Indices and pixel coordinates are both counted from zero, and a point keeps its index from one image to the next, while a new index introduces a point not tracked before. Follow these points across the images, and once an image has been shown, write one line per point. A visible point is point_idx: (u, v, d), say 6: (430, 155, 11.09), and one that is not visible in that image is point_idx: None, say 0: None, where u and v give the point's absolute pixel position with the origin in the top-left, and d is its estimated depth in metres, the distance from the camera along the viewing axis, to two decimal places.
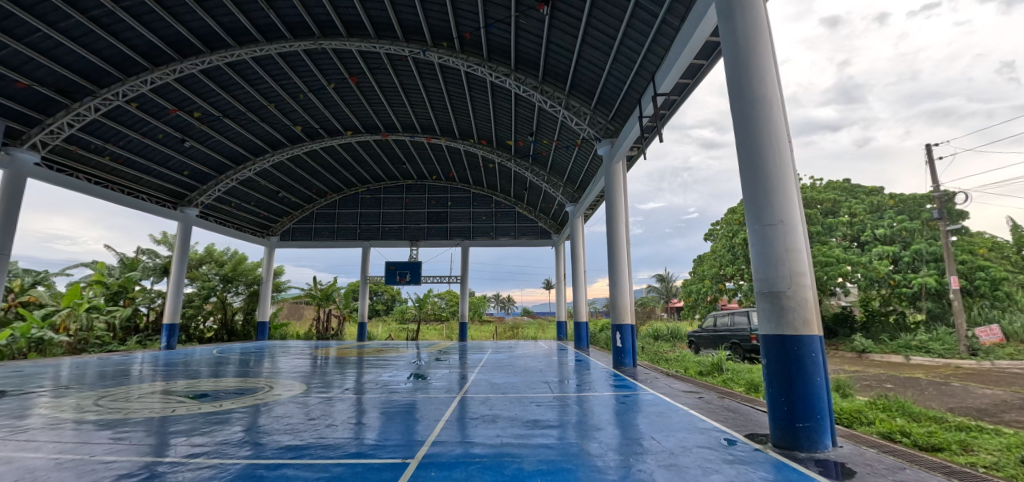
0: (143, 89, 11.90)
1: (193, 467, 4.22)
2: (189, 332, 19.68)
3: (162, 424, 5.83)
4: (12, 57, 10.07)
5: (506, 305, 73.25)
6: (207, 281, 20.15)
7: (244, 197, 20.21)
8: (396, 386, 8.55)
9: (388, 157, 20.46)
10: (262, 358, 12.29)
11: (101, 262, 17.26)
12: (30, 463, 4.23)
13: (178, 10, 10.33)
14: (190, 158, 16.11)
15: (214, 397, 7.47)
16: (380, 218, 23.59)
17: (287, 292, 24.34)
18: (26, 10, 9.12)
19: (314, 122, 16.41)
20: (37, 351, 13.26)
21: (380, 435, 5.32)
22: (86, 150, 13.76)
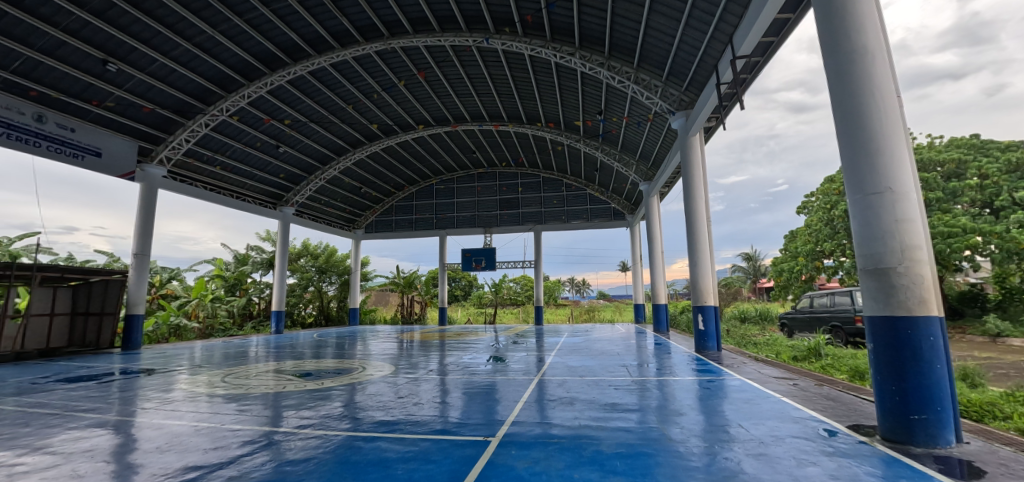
0: (242, 103, 13.26)
1: (303, 437, 4.76)
2: (294, 318, 22.06)
3: (276, 399, 6.62)
4: (138, 85, 11.71)
5: (581, 288, 73.63)
6: (305, 273, 22.26)
7: (332, 194, 21.89)
8: (477, 368, 8.91)
9: (459, 147, 20.99)
10: (355, 341, 13.42)
11: (220, 258, 19.51)
12: (176, 428, 5.03)
13: (264, 27, 11.33)
14: (283, 162, 17.70)
15: (317, 376, 8.30)
16: (454, 207, 24.38)
17: (374, 280, 26.02)
18: (144, 43, 10.58)
19: (389, 120, 17.25)
20: (175, 335, 15.64)
21: (463, 414, 5.59)
22: (200, 162, 15.65)
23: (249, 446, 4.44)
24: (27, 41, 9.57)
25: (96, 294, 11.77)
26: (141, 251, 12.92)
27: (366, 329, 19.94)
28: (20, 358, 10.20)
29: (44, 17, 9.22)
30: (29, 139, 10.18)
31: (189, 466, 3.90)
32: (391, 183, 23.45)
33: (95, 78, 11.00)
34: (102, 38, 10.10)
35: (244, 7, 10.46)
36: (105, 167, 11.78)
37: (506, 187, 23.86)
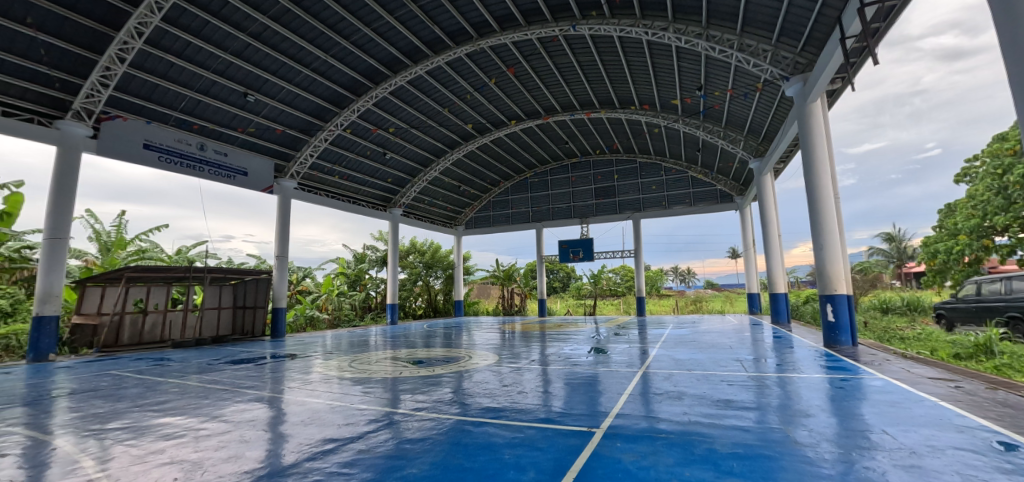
0: (353, 117, 14.63)
1: (418, 418, 5.20)
2: (406, 309, 24.06)
3: (395, 383, 7.32)
4: (272, 111, 13.55)
5: (684, 278, 69.46)
6: (414, 268, 24.02)
7: (434, 194, 23.33)
8: (578, 359, 8.93)
9: (551, 139, 20.98)
10: (461, 332, 14.23)
11: (342, 257, 21.90)
12: (316, 405, 5.81)
13: (367, 45, 12.41)
14: (390, 167, 19.25)
15: (428, 363, 8.99)
16: (549, 199, 24.51)
17: (475, 274, 27.23)
18: (272, 74, 12.27)
19: (482, 118, 17.83)
20: (311, 326, 17.98)
21: (565, 404, 5.65)
22: (323, 173, 17.62)
23: (375, 424, 4.97)
24: (189, 84, 11.58)
25: (250, 291, 14.00)
26: (281, 254, 14.93)
27: (470, 321, 21.03)
28: (200, 343, 12.37)
29: (200, 62, 11.16)
30: (195, 165, 12.32)
31: (327, 438, 4.49)
32: (487, 179, 24.26)
33: (239, 109, 12.97)
34: (242, 74, 11.91)
35: (349, 29, 11.61)
36: (250, 184, 13.78)
37: (601, 175, 23.30)
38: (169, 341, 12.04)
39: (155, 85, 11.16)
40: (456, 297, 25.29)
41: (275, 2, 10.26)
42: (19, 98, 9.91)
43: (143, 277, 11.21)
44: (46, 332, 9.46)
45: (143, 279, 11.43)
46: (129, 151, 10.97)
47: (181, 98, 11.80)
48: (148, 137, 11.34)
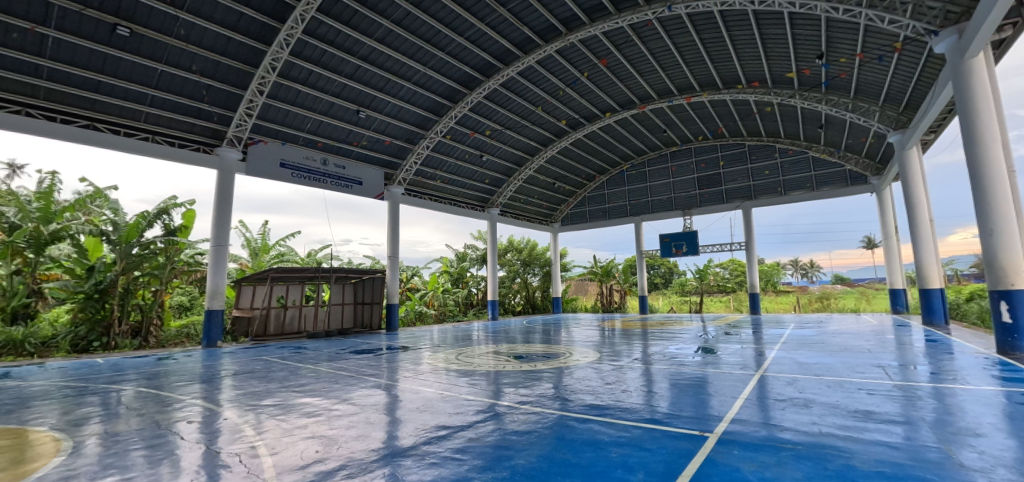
0: (452, 124, 15.40)
1: (523, 411, 5.35)
2: (507, 306, 24.77)
3: (498, 376, 7.61)
4: (381, 124, 14.83)
5: (806, 273, 61.85)
6: (512, 266, 24.94)
7: (530, 193, 23.68)
8: (684, 359, 8.45)
9: (647, 128, 20.08)
10: (559, 328, 14.30)
11: (445, 257, 23.29)
12: (429, 394, 6.27)
13: (462, 53, 13.02)
14: (487, 169, 19.93)
15: (529, 358, 9.19)
16: (647, 192, 23.49)
17: (573, 270, 27.28)
18: (380, 90, 13.46)
19: (574, 113, 17.65)
20: (420, 320, 19.39)
21: (673, 405, 5.38)
22: (427, 178, 18.83)
23: (481, 414, 5.21)
24: (314, 108, 13.15)
25: (368, 288, 15.55)
26: (392, 255, 16.31)
27: (568, 318, 21.06)
28: (330, 334, 14.14)
29: (321, 87, 12.63)
30: (321, 178, 14.01)
31: (440, 425, 4.81)
32: (581, 174, 24.00)
33: (355, 126, 14.40)
34: (356, 94, 13.26)
35: (443, 40, 12.32)
36: (365, 192, 15.23)
37: (705, 162, 21.68)
38: (305, 332, 13.87)
39: (287, 111, 12.86)
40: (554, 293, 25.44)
41: (379, 25, 11.30)
42: (191, 134, 12.13)
43: (284, 276, 13.04)
44: (215, 323, 11.47)
45: (283, 279, 13.23)
46: (271, 170, 12.81)
47: (308, 120, 13.42)
48: (284, 157, 13.11)
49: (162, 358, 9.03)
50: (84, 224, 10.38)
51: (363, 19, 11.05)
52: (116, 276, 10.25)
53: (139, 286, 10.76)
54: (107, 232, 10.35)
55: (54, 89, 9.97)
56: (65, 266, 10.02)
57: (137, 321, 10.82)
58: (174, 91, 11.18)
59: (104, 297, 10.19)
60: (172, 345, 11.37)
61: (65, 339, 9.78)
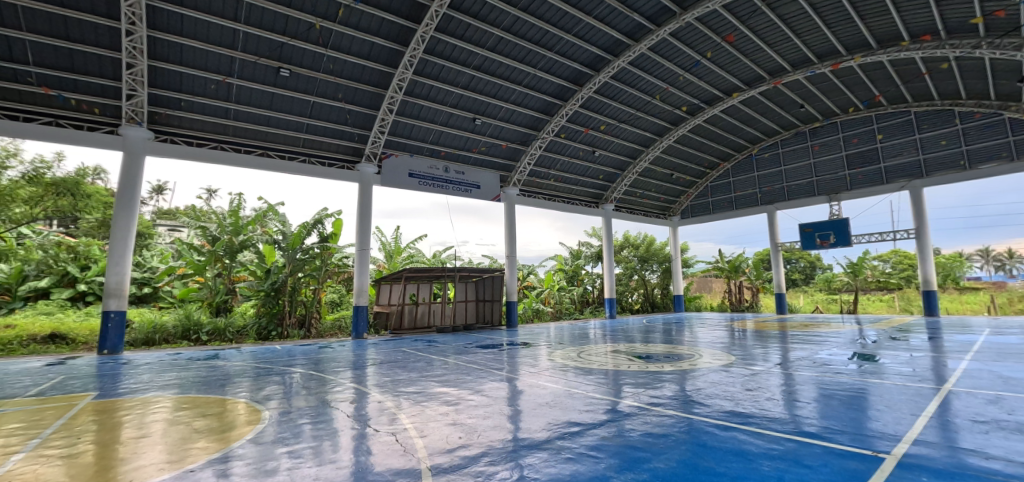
0: (563, 122, 15.33)
1: (655, 413, 5.09)
2: (623, 304, 24.08)
3: (623, 376, 7.37)
4: (495, 129, 15.42)
5: (1001, 266, 49.51)
6: (629, 263, 23.90)
7: (646, 186, 22.62)
8: (839, 366, 7.30)
9: (779, 105, 17.87)
10: (682, 328, 13.44)
11: (560, 255, 23.45)
12: (555, 390, 6.32)
13: (570, 50, 12.98)
14: (599, 164, 19.50)
15: (655, 358, 8.75)
16: (783, 176, 20.96)
17: (695, 267, 25.73)
18: (493, 96, 14.05)
19: (693, 98, 16.40)
20: (537, 317, 19.94)
21: (835, 418, 4.67)
22: (541, 178, 19.01)
23: (610, 414, 5.09)
24: (436, 119, 14.18)
25: (488, 286, 16.26)
26: (510, 254, 16.76)
27: (693, 317, 19.68)
28: (456, 330, 15.13)
29: (441, 100, 13.61)
30: (443, 185, 14.94)
31: (571, 421, 4.81)
32: (703, 163, 22.17)
33: (472, 133, 15.18)
34: (472, 102, 14.01)
35: (551, 40, 12.46)
36: (483, 195, 15.88)
37: (857, 137, 18.50)
38: (434, 326, 15.05)
39: (413, 126, 14.06)
40: (677, 290, 24.38)
41: (491, 33, 11.82)
42: (337, 154, 13.92)
43: (415, 276, 14.22)
44: (361, 317, 13.01)
45: (415, 278, 14.40)
46: (401, 180, 14.07)
47: (430, 132, 14.52)
48: (412, 168, 14.33)
49: (323, 346, 10.49)
50: (263, 234, 12.57)
51: (475, 31, 11.71)
52: (286, 276, 12.19)
53: (303, 285, 12.65)
54: (278, 240, 12.42)
55: (240, 126, 12.23)
56: (249, 268, 12.19)
57: (302, 314, 12.75)
58: (324, 119, 12.94)
59: (278, 293, 12.17)
60: (329, 335, 13.17)
61: (253, 329, 11.91)
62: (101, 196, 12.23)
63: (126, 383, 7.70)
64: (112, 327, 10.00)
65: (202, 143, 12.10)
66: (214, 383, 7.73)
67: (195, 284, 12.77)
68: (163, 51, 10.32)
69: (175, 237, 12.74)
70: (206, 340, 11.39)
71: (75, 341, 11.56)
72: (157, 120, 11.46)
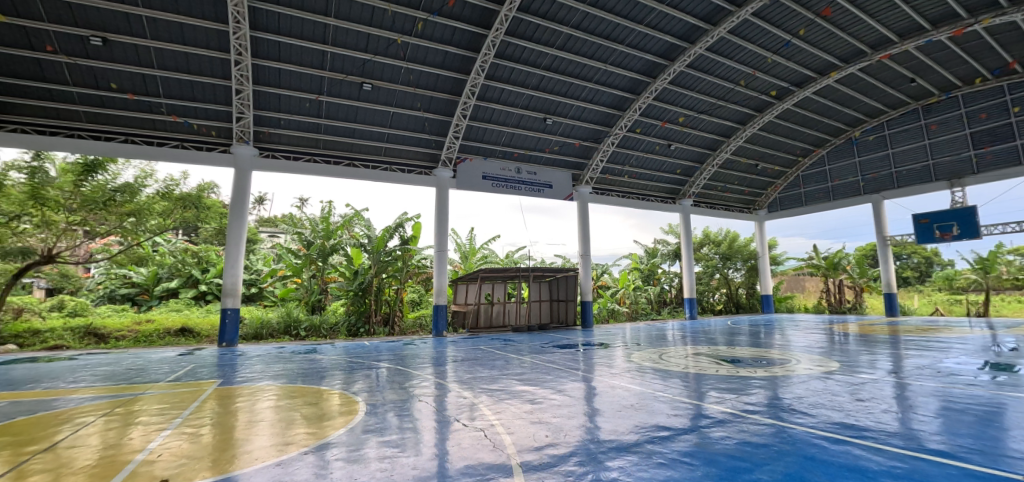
0: (636, 116, 14.84)
1: (753, 421, 4.77)
2: (704, 304, 22.95)
3: (711, 380, 6.98)
4: (566, 128, 15.32)
5: None
6: (709, 260, 22.62)
7: (727, 178, 21.24)
8: (973, 377, 6.34)
9: (883, 81, 15.96)
10: (772, 330, 12.45)
11: (634, 254, 22.79)
12: (640, 392, 6.13)
13: (641, 41, 12.60)
14: (676, 157, 18.62)
15: (746, 363, 8.19)
16: (891, 161, 18.69)
17: (786, 264, 24.04)
18: (564, 95, 14.02)
19: (780, 80, 15.15)
20: (612, 317, 19.57)
21: (974, 436, 4.07)
22: (614, 175, 18.53)
23: (702, 419, 4.84)
24: (507, 121, 14.41)
25: (562, 286, 16.16)
26: (584, 253, 16.54)
27: (783, 319, 18.18)
28: (531, 329, 15.28)
29: (513, 102, 13.83)
30: (516, 185, 15.09)
31: (660, 425, 4.64)
32: (793, 151, 20.34)
33: (544, 133, 15.22)
34: (542, 102, 14.11)
35: (622, 32, 12.20)
36: (555, 195, 15.81)
37: (984, 112, 15.91)
38: (509, 326, 15.34)
39: (485, 129, 14.40)
40: (764, 290, 22.77)
41: (560, 32, 11.86)
42: (415, 161, 14.62)
43: (490, 275, 14.52)
44: (441, 316, 13.58)
45: (490, 277, 14.64)
46: (475, 182, 14.45)
47: (502, 135, 14.78)
48: (485, 170, 14.67)
49: (407, 343, 11.07)
50: (350, 238, 13.59)
51: (544, 31, 11.79)
52: (371, 277, 13.05)
53: (386, 285, 13.48)
54: (364, 243, 13.38)
55: (330, 140, 13.29)
56: (340, 270, 13.22)
57: (386, 313, 13.61)
58: (404, 128, 13.67)
59: (365, 293, 13.08)
60: (411, 333, 13.92)
61: (343, 326, 12.90)
62: (218, 208, 13.91)
63: (244, 373, 8.68)
64: (229, 323, 11.32)
65: (298, 157, 13.28)
66: (316, 375, 8.48)
67: (294, 284, 14.05)
68: (266, 76, 11.52)
69: (278, 243, 14.15)
70: (305, 335, 12.55)
71: (200, 334, 13.26)
72: (262, 139, 12.79)
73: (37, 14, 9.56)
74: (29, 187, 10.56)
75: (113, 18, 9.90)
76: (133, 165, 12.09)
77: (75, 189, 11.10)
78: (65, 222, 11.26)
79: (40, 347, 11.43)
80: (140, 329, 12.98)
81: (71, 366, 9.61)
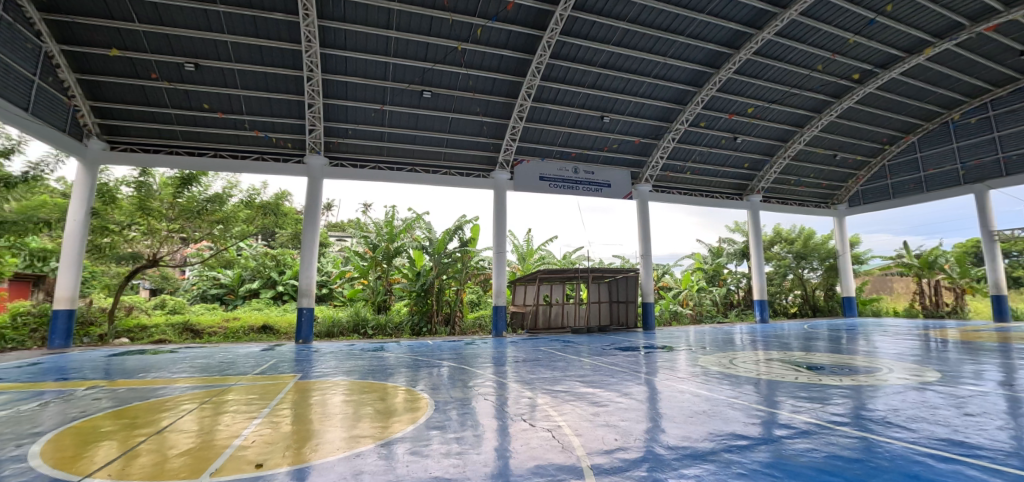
0: (698, 109, 14.20)
1: (841, 434, 4.42)
2: (775, 307, 21.88)
3: (789, 387, 6.54)
4: (624, 125, 15.00)
5: None
6: (781, 260, 21.15)
7: (800, 171, 19.80)
8: None
9: (985, 56, 14.20)
10: (855, 335, 11.45)
11: (697, 253, 21.89)
12: (712, 398, 5.87)
13: (703, 30, 12.09)
14: (743, 151, 17.61)
15: (829, 370, 7.59)
16: (998, 145, 16.58)
17: (870, 263, 22.16)
18: (621, 92, 13.77)
19: (861, 62, 13.93)
20: (675, 320, 18.91)
21: None
22: (675, 172, 17.87)
23: (783, 429, 4.56)
24: (563, 121, 14.37)
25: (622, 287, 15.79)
26: (645, 253, 16.07)
27: (868, 323, 16.67)
28: (590, 331, 15.10)
29: (568, 102, 13.79)
30: (574, 185, 14.98)
31: (736, 434, 4.43)
32: (878, 139, 18.58)
33: (601, 131, 15.01)
34: (599, 100, 13.93)
35: (682, 23, 11.79)
36: (613, 194, 15.49)
37: None
38: (568, 327, 15.28)
39: (541, 130, 14.45)
40: (846, 292, 21.08)
41: (616, 27, 11.68)
42: (473, 165, 14.92)
43: (549, 276, 14.50)
44: (500, 317, 13.78)
45: (548, 278, 14.60)
46: (532, 183, 14.51)
47: (559, 135, 14.76)
48: (542, 171, 14.70)
49: (468, 343, 11.33)
50: (413, 240, 14.14)
51: (601, 28, 11.67)
52: (433, 278, 13.49)
53: (447, 286, 13.89)
54: (426, 245, 13.88)
55: (393, 147, 13.92)
56: (403, 272, 13.80)
57: (447, 313, 14.05)
58: (462, 132, 14.02)
59: (427, 294, 13.56)
60: (471, 333, 14.26)
61: (407, 325, 13.47)
62: (293, 214, 14.99)
63: (320, 368, 9.29)
64: (305, 321, 12.14)
65: (364, 165, 13.98)
66: (385, 372, 8.91)
67: (361, 285, 14.83)
68: (335, 90, 12.27)
69: (347, 246, 14.98)
70: (372, 334, 13.24)
71: (280, 331, 14.37)
72: (333, 148, 13.65)
73: (142, 46, 10.79)
74: (138, 199, 12.13)
75: (204, 45, 10.99)
76: (221, 177, 13.32)
77: (174, 200, 12.49)
78: (167, 230, 12.65)
79: (147, 340, 12.96)
80: (228, 325, 14.28)
81: (173, 357, 10.77)
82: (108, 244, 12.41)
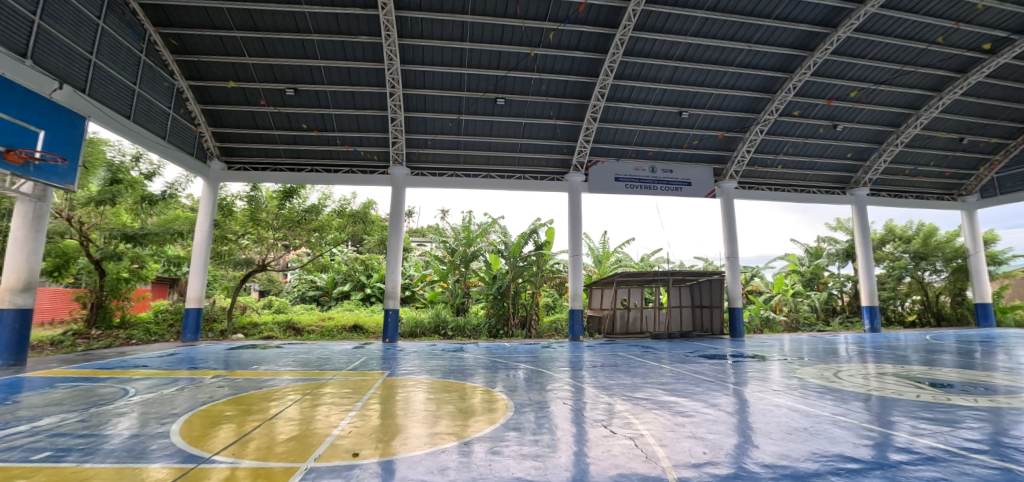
0: (790, 97, 12.99)
1: (978, 463, 3.81)
2: (889, 314, 19.28)
3: (910, 406, 5.77)
4: (704, 119, 14.21)
5: None
6: (896, 260, 18.64)
7: (917, 159, 17.38)
8: None
9: None
10: (994, 348, 9.80)
11: (792, 254, 20.06)
12: (813, 414, 5.36)
13: (793, 10, 11.16)
14: (846, 140, 15.86)
15: (962, 388, 6.57)
16: None
17: (1009, 264, 18.95)
18: (701, 85, 13.10)
19: (995, 29, 11.97)
20: (767, 327, 17.51)
21: None
22: (765, 167, 16.55)
23: (903, 454, 4.03)
24: (638, 119, 13.97)
25: (706, 291, 14.92)
26: (731, 255, 15.02)
27: (1011, 334, 14.14)
28: (671, 337, 14.44)
29: (644, 99, 13.40)
30: (651, 185, 14.46)
31: (844, 455, 4.01)
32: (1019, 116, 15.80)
33: (679, 128, 14.39)
34: (677, 95, 13.36)
35: (768, 5, 10.99)
36: (694, 192, 14.69)
37: None
38: (648, 332, 14.78)
39: (616, 130, 14.16)
40: (980, 297, 18.24)
41: (694, 17, 11.20)
42: (546, 168, 14.98)
43: (626, 280, 14.11)
44: (577, 321, 13.67)
45: (626, 282, 14.22)
46: (607, 184, 14.24)
47: (634, 134, 14.37)
48: (617, 172, 14.39)
49: (545, 346, 11.36)
50: (489, 245, 14.54)
51: (677, 20, 11.27)
52: (508, 281, 13.77)
53: (522, 289, 14.09)
54: (501, 249, 14.21)
55: (470, 154, 14.45)
56: (480, 275, 14.23)
57: (524, 315, 14.28)
58: (535, 137, 14.18)
59: (503, 297, 13.86)
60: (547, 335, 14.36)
61: (485, 327, 13.87)
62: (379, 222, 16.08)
63: (405, 366, 9.88)
64: (391, 321, 12.97)
65: (443, 173, 14.65)
66: (465, 372, 9.25)
67: (441, 288, 15.54)
68: (416, 103, 13.03)
69: (428, 251, 15.75)
70: (451, 335, 13.85)
71: (369, 330, 15.50)
72: (415, 159, 14.49)
73: (251, 76, 12.25)
74: (250, 211, 13.92)
75: (301, 71, 12.22)
76: (317, 190, 14.72)
77: (278, 211, 14.14)
78: (273, 238, 14.28)
79: (259, 336, 14.67)
80: (324, 324, 15.67)
81: (279, 352, 12.07)
82: (227, 251, 14.27)
